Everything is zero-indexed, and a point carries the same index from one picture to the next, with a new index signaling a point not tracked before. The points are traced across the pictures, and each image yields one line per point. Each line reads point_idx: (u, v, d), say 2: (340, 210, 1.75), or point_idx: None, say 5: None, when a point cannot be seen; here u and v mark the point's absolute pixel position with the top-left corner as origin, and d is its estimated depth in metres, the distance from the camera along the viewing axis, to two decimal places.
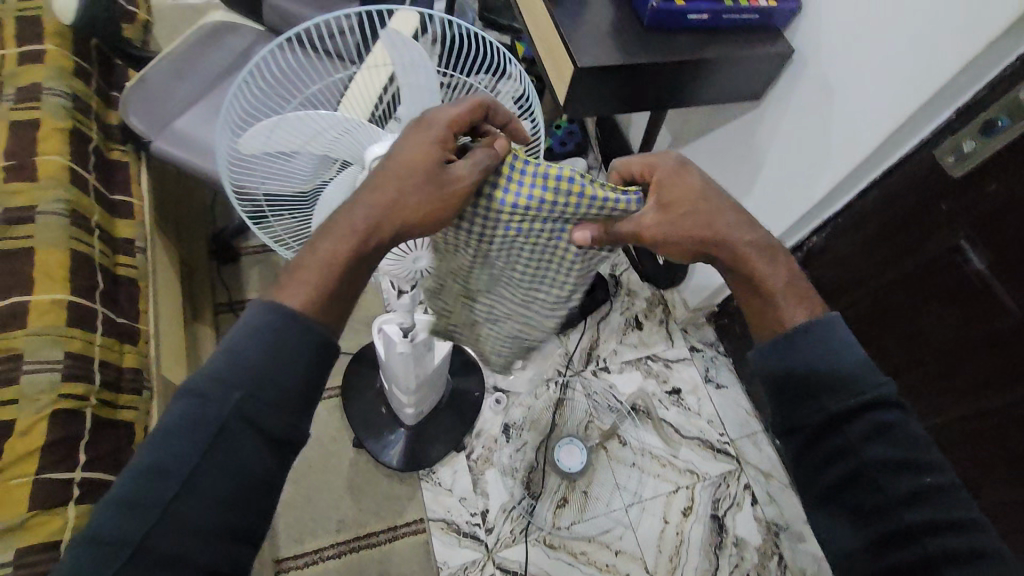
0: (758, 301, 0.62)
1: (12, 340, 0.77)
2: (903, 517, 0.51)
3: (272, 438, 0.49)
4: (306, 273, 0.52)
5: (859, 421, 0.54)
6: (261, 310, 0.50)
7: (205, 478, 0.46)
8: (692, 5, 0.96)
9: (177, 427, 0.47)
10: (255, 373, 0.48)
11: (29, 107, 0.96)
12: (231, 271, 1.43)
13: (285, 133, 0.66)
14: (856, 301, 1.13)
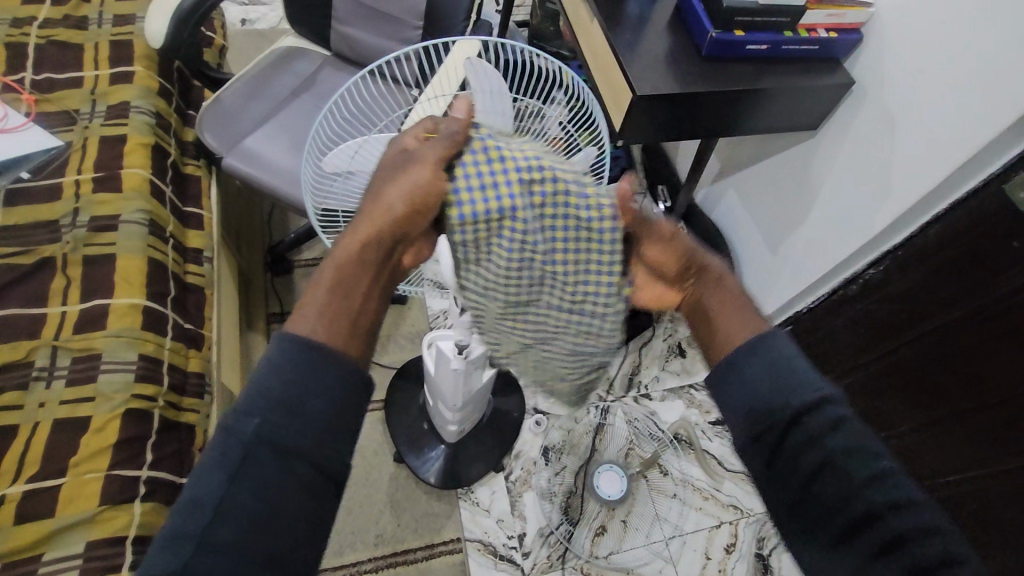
0: (730, 319, 0.57)
1: (92, 339, 0.82)
2: (869, 501, 0.49)
3: (305, 463, 0.46)
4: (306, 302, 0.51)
5: (819, 412, 0.51)
6: (283, 340, 0.49)
7: (238, 508, 0.44)
8: (752, 36, 0.97)
9: (205, 463, 0.45)
10: (287, 398, 0.47)
11: (117, 124, 1.03)
12: (284, 282, 1.47)
13: (370, 153, 0.69)
14: (917, 337, 1.08)
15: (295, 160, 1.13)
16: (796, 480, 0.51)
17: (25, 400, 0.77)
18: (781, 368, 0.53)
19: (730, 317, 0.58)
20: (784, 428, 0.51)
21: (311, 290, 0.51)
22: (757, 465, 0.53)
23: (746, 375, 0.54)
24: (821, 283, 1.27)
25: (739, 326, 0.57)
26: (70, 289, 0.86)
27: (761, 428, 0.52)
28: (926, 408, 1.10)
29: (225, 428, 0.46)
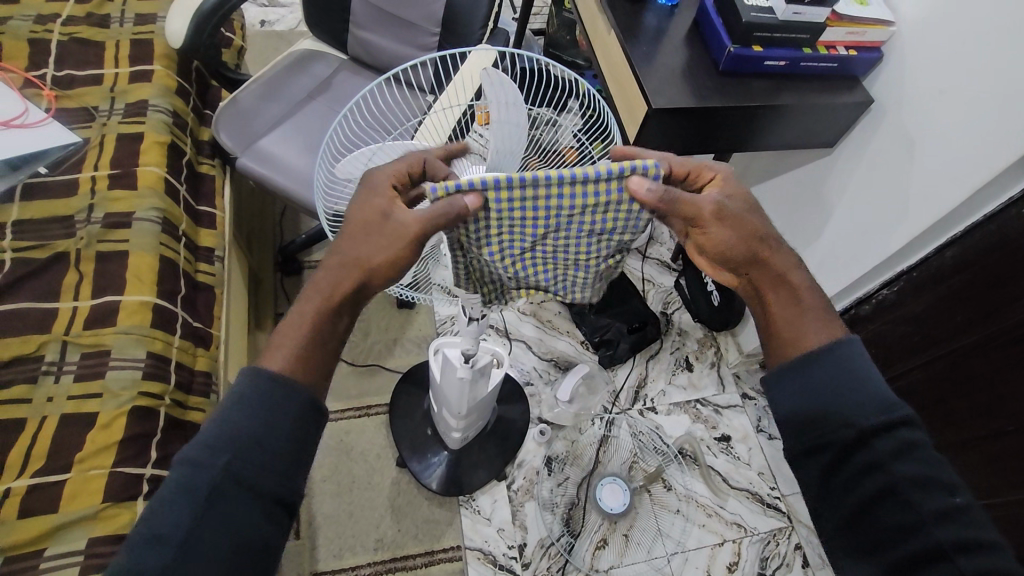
0: (793, 321, 0.61)
1: (102, 336, 0.82)
2: (935, 536, 0.51)
3: (273, 497, 0.51)
4: (288, 332, 0.56)
5: (886, 438, 0.55)
6: (246, 380, 0.54)
7: (199, 543, 0.48)
8: (771, 52, 0.96)
9: (167, 501, 0.49)
10: (245, 439, 0.51)
11: (135, 122, 1.04)
12: (293, 283, 1.48)
13: (383, 160, 0.71)
14: (929, 361, 1.07)
15: (309, 164, 1.14)
16: (857, 502, 0.54)
17: (33, 393, 0.78)
18: (843, 386, 0.57)
19: (803, 331, 0.61)
20: (846, 449, 0.55)
21: (292, 323, 0.57)
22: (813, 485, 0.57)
23: (807, 391, 0.58)
24: (834, 300, 1.26)
25: (809, 337, 0.60)
26: (82, 285, 0.87)
27: (818, 442, 0.56)
28: (938, 433, 1.08)
29: (189, 465, 0.50)
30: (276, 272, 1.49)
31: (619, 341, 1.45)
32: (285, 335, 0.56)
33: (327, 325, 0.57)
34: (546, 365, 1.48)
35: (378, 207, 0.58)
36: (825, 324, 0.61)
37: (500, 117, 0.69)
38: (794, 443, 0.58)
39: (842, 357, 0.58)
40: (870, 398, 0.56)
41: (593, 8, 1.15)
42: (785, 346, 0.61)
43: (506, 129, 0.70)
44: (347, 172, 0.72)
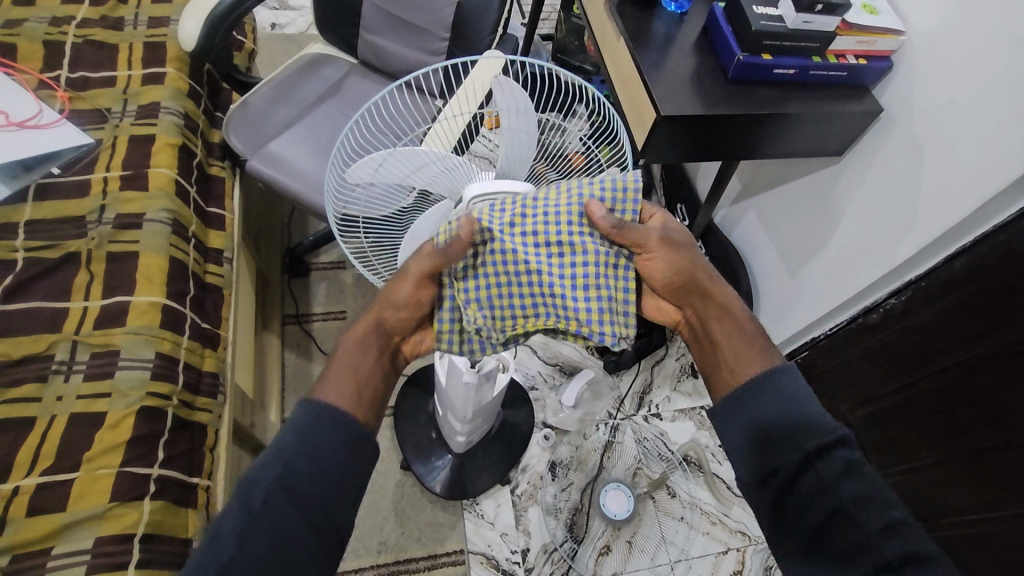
0: (732, 349, 0.67)
1: (111, 336, 0.83)
2: (881, 553, 0.53)
3: (322, 509, 0.53)
4: (337, 371, 0.62)
5: (830, 460, 0.57)
6: (303, 406, 0.58)
7: (256, 546, 0.50)
8: (780, 60, 0.96)
9: (231, 506, 0.52)
10: (302, 453, 0.54)
11: (147, 124, 1.05)
12: (300, 284, 1.50)
13: (392, 167, 0.69)
14: (936, 371, 1.06)
15: (318, 167, 1.14)
16: (808, 523, 0.56)
17: (43, 392, 0.78)
18: (788, 408, 0.61)
19: (742, 352, 0.66)
20: (793, 475, 0.58)
21: (332, 364, 0.63)
22: (764, 506, 0.59)
23: (755, 422, 0.61)
24: (840, 308, 1.26)
25: (751, 360, 0.65)
26: (93, 285, 0.87)
27: (770, 468, 0.59)
28: (945, 444, 1.07)
29: (249, 477, 0.53)
30: (284, 273, 1.50)
31: (624, 346, 1.44)
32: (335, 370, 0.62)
33: (364, 365, 0.63)
34: (551, 370, 1.48)
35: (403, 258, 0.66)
36: (759, 350, 0.66)
37: (510, 124, 0.69)
38: (747, 475, 0.60)
39: (788, 386, 0.62)
40: (813, 419, 0.60)
41: (602, 14, 1.15)
42: (727, 374, 0.66)
43: (515, 137, 0.70)
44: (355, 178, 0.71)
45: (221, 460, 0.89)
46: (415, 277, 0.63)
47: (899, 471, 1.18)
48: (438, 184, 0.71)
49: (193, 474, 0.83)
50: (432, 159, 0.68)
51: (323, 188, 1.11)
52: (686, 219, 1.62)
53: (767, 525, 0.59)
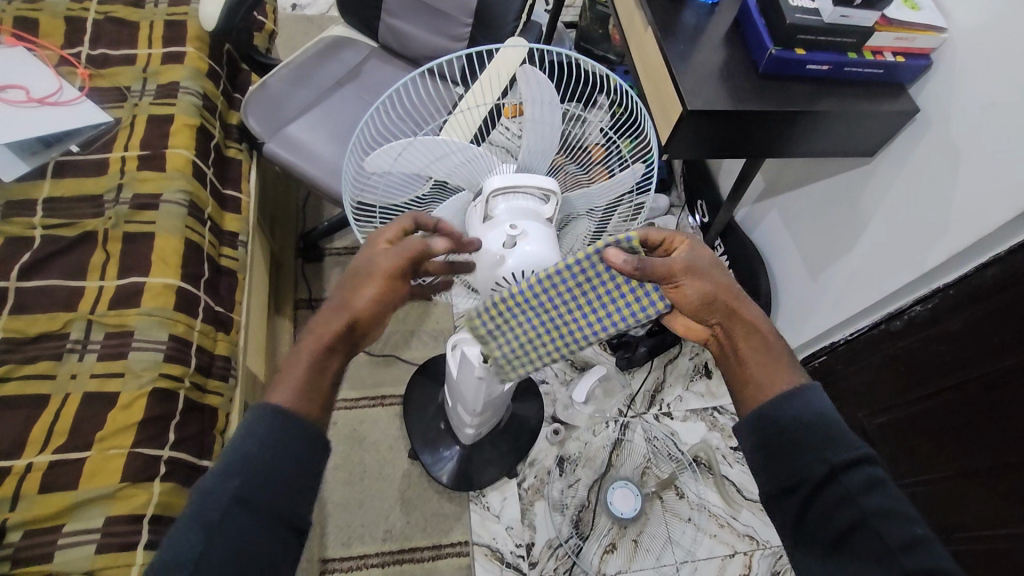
0: (762, 372, 0.61)
1: (126, 316, 0.83)
2: (902, 566, 0.53)
3: (280, 518, 0.53)
4: (292, 368, 0.56)
5: (854, 473, 0.57)
6: (260, 405, 0.55)
7: (216, 561, 0.49)
8: (814, 55, 0.93)
9: (187, 517, 0.51)
10: (260, 464, 0.52)
11: (166, 103, 1.04)
12: (313, 270, 1.48)
13: (412, 158, 0.67)
14: (961, 383, 1.03)
15: (334, 153, 1.14)
16: (827, 533, 0.56)
17: (57, 370, 0.78)
18: (814, 425, 0.59)
19: (770, 374, 0.61)
20: (816, 488, 0.57)
21: (293, 358, 0.57)
22: (787, 516, 0.58)
23: (780, 434, 0.59)
24: (862, 313, 1.22)
25: (785, 377, 0.61)
26: (109, 264, 0.87)
27: (789, 477, 0.58)
28: (960, 457, 1.06)
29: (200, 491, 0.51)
30: (297, 258, 1.49)
31: (638, 343, 1.42)
32: (296, 368, 0.56)
33: (324, 362, 0.57)
34: (563, 364, 1.47)
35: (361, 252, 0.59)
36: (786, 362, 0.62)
37: (534, 117, 0.67)
38: (769, 484, 0.59)
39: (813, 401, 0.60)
40: (837, 435, 0.58)
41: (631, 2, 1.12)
42: (755, 389, 0.61)
43: (540, 130, 0.68)
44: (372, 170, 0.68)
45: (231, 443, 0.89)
46: (375, 274, 0.57)
47: (915, 482, 1.16)
48: (458, 175, 0.70)
49: (203, 456, 0.83)
50: (455, 150, 0.66)
51: (339, 174, 1.11)
52: (706, 215, 1.61)
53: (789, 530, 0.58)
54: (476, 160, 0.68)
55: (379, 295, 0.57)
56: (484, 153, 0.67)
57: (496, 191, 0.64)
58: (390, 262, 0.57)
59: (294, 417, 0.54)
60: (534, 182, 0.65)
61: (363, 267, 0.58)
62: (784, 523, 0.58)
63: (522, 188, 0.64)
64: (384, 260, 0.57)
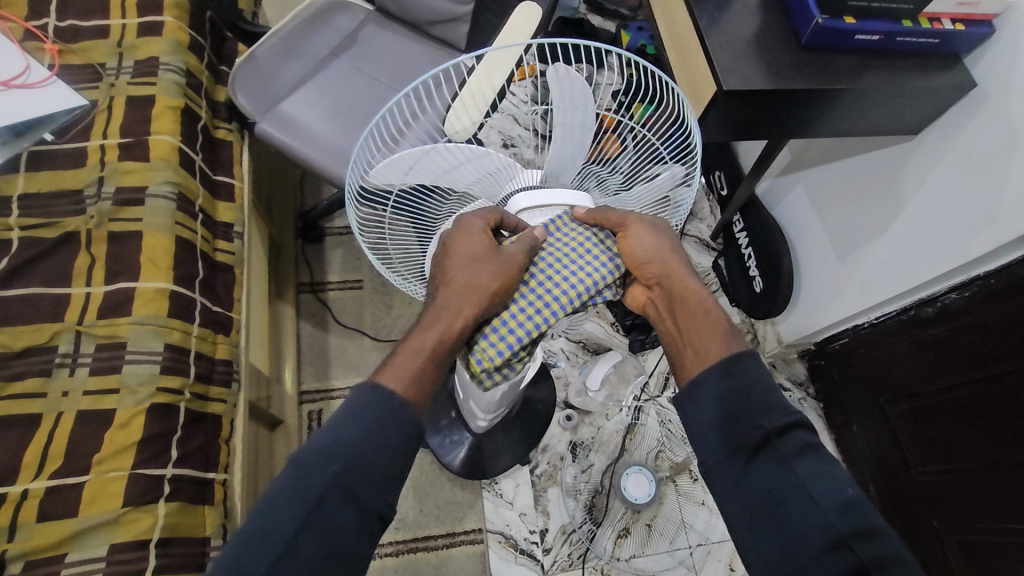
0: (696, 339, 0.61)
1: (117, 326, 0.79)
2: (855, 553, 0.49)
3: (366, 512, 0.54)
4: (403, 357, 0.58)
5: (806, 458, 0.54)
6: (365, 390, 0.57)
7: (305, 547, 0.50)
8: (864, 25, 0.84)
9: (282, 497, 0.51)
10: (356, 453, 0.54)
11: (145, 83, 0.97)
12: (314, 251, 1.45)
13: (430, 164, 0.66)
14: (997, 376, 0.98)
15: (332, 131, 1.07)
16: (770, 513, 0.53)
17: (48, 387, 0.75)
18: (758, 395, 0.57)
19: (702, 340, 0.61)
20: (764, 469, 0.54)
21: (402, 353, 0.59)
22: (729, 487, 0.56)
23: (729, 410, 0.57)
24: (890, 299, 1.16)
25: (726, 342, 0.60)
26: (95, 269, 0.83)
27: (729, 452, 0.56)
28: (986, 449, 1.01)
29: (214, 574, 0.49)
30: (297, 238, 1.45)
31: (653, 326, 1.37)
32: (405, 359, 0.58)
33: (436, 358, 0.58)
34: (574, 347, 1.43)
35: (477, 243, 0.59)
36: (727, 328, 0.61)
37: (565, 121, 0.63)
38: (716, 468, 0.57)
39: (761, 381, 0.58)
40: (776, 406, 0.56)
41: None
42: (686, 356, 0.62)
43: (570, 134, 0.64)
44: (384, 177, 0.67)
45: (237, 451, 0.87)
46: (485, 264, 0.58)
47: (937, 471, 1.13)
48: (472, 189, 0.69)
49: (209, 469, 0.81)
50: (464, 161, 0.66)
51: (338, 156, 1.04)
52: (723, 187, 1.57)
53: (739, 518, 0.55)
54: (499, 170, 0.67)
55: (483, 280, 0.57)
56: (507, 162, 0.66)
57: (523, 211, 0.66)
58: (516, 254, 0.59)
59: (399, 406, 0.56)
60: (564, 202, 0.66)
61: (453, 253, 0.60)
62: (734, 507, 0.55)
63: (550, 207, 0.66)
64: (482, 244, 0.59)
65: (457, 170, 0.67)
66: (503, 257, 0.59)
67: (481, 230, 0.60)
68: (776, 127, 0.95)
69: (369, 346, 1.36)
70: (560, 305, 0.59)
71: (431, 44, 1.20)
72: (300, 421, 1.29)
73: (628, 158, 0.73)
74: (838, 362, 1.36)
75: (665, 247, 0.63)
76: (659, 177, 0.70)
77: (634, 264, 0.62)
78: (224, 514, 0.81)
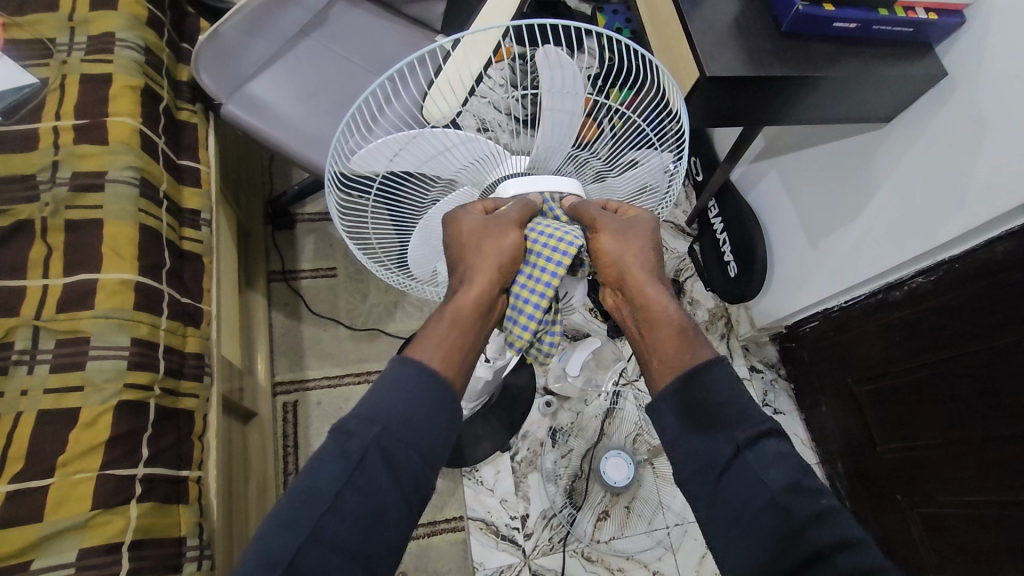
0: (668, 348, 0.60)
1: (78, 320, 0.75)
2: (811, 541, 0.51)
3: (403, 477, 0.54)
4: (431, 331, 0.59)
5: (760, 450, 0.56)
6: (398, 362, 0.58)
7: (349, 505, 0.51)
8: (842, 12, 0.84)
9: (325, 459, 0.53)
10: (394, 416, 0.55)
11: (102, 60, 0.92)
12: (285, 238, 1.41)
13: (414, 151, 0.64)
14: (958, 357, 1.02)
15: (303, 113, 1.03)
16: (731, 510, 0.54)
17: (6, 385, 0.71)
18: (734, 398, 0.57)
19: (672, 349, 0.60)
20: (721, 466, 0.55)
21: (431, 330, 0.59)
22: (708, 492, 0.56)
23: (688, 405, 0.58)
24: (860, 283, 1.19)
25: (692, 348, 0.60)
26: (52, 259, 0.79)
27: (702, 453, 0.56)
28: (947, 427, 1.06)
29: None
30: (266, 225, 1.40)
31: None
32: (432, 334, 0.59)
33: (465, 328, 0.59)
34: None
35: (475, 220, 0.61)
36: (694, 337, 0.61)
37: (553, 105, 0.62)
38: (675, 463, 0.58)
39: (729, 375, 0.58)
40: (747, 412, 0.57)
41: None
42: (659, 363, 0.61)
43: (557, 118, 0.64)
44: (366, 164, 0.65)
45: (211, 448, 0.85)
46: (490, 236, 0.59)
47: (900, 448, 1.17)
48: (462, 171, 0.67)
49: (182, 467, 0.79)
50: (454, 144, 0.64)
51: (309, 140, 1.01)
52: (699, 173, 1.58)
53: (705, 511, 0.56)
54: (487, 157, 0.66)
55: (492, 251, 0.59)
56: (495, 148, 0.65)
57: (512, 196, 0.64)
58: (515, 217, 0.60)
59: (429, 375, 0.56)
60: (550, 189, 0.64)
61: (456, 235, 0.61)
62: (703, 503, 0.56)
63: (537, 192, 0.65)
64: (477, 220, 0.61)
65: (446, 153, 0.65)
66: (504, 220, 0.60)
67: (473, 211, 0.62)
68: (751, 115, 0.96)
69: (345, 335, 1.33)
70: (563, 251, 0.59)
71: (405, 24, 1.16)
72: (274, 413, 1.25)
73: (605, 143, 0.70)
74: (808, 345, 1.40)
75: (638, 246, 0.61)
76: (644, 162, 0.69)
77: (606, 266, 0.62)
78: (199, 512, 0.79)
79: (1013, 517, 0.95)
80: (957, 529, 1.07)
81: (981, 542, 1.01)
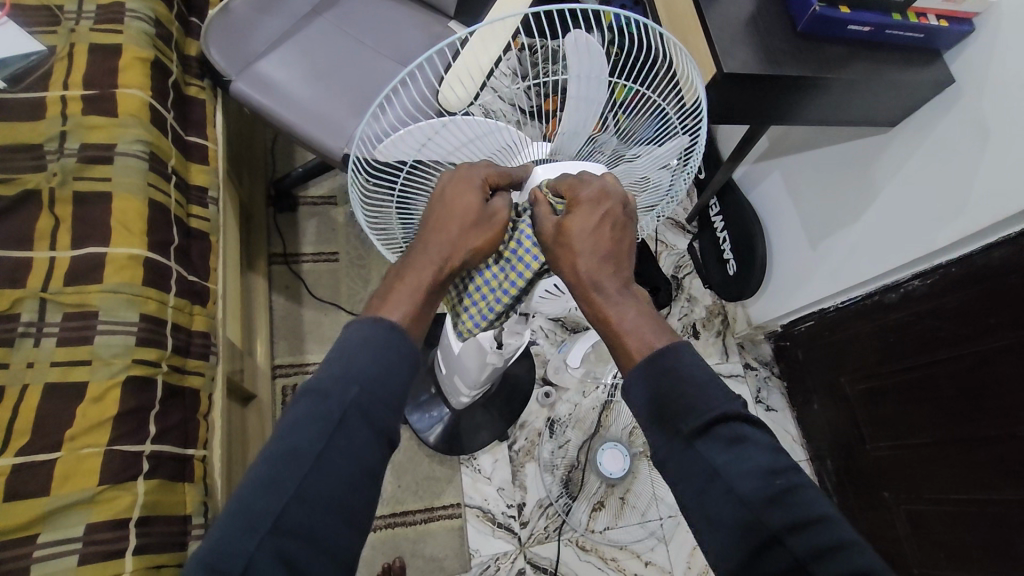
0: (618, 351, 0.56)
1: (86, 294, 0.74)
2: (767, 523, 0.46)
3: (387, 439, 0.53)
4: (402, 290, 0.57)
5: (712, 438, 0.49)
6: (365, 319, 0.56)
7: (329, 463, 0.49)
8: (857, 15, 0.85)
9: (300, 420, 0.51)
10: (368, 372, 0.53)
11: (111, 30, 0.90)
12: (287, 220, 1.39)
13: (443, 140, 0.64)
14: (951, 359, 1.04)
15: (313, 92, 1.02)
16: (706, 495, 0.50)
17: (11, 357, 0.70)
18: None
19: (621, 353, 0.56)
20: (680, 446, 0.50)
21: (393, 287, 0.58)
22: None
23: (660, 387, 0.52)
24: (857, 284, 1.21)
25: (626, 334, 0.55)
26: (61, 231, 0.77)
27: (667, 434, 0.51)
28: (937, 427, 1.08)
29: None
30: (268, 207, 1.39)
31: None
32: (400, 292, 0.57)
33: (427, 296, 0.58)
34: (553, 325, 1.43)
35: (472, 197, 0.59)
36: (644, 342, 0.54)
37: (575, 88, 0.62)
38: None
39: None
40: None
41: None
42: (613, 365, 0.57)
43: (579, 101, 0.63)
44: (394, 150, 0.65)
45: (216, 428, 0.84)
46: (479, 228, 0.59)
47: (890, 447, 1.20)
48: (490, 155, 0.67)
49: (189, 445, 0.78)
50: (483, 130, 0.64)
51: (320, 119, 1.00)
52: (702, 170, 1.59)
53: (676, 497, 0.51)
54: (510, 145, 0.66)
55: (474, 237, 0.59)
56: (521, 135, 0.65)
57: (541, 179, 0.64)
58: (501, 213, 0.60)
59: (396, 339, 0.55)
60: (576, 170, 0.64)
61: (449, 204, 0.59)
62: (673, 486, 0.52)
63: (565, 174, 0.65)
64: (476, 201, 0.59)
65: (476, 139, 0.65)
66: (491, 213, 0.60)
67: (478, 184, 0.60)
68: (762, 113, 0.97)
69: (345, 320, 1.33)
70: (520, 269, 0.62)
71: (418, 8, 1.15)
72: (273, 397, 1.25)
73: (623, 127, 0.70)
74: (802, 343, 1.43)
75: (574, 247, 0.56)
76: (661, 147, 0.69)
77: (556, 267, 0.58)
78: (204, 492, 0.78)
79: (1005, 514, 0.97)
80: (945, 526, 1.09)
81: (965, 540, 1.05)
